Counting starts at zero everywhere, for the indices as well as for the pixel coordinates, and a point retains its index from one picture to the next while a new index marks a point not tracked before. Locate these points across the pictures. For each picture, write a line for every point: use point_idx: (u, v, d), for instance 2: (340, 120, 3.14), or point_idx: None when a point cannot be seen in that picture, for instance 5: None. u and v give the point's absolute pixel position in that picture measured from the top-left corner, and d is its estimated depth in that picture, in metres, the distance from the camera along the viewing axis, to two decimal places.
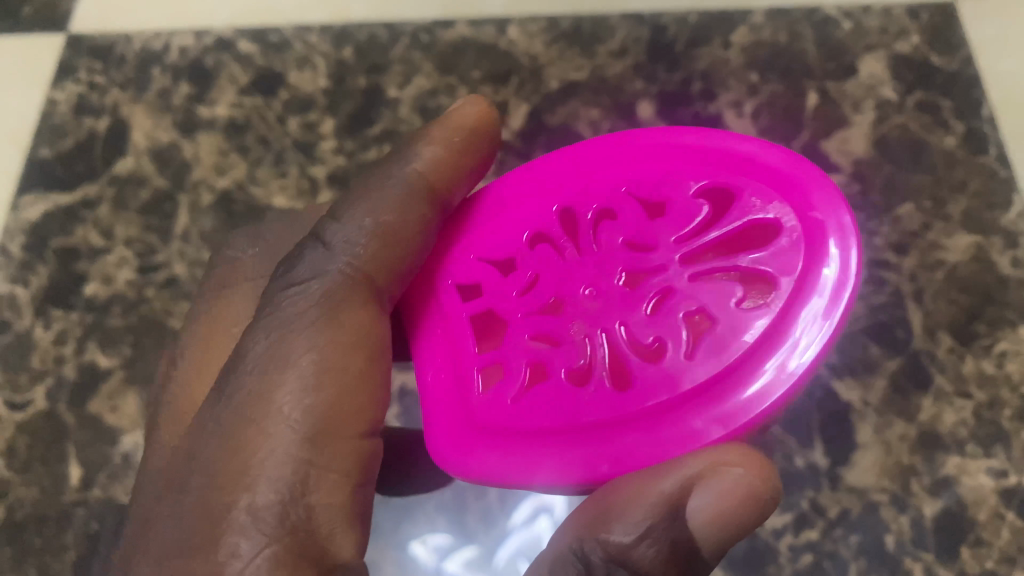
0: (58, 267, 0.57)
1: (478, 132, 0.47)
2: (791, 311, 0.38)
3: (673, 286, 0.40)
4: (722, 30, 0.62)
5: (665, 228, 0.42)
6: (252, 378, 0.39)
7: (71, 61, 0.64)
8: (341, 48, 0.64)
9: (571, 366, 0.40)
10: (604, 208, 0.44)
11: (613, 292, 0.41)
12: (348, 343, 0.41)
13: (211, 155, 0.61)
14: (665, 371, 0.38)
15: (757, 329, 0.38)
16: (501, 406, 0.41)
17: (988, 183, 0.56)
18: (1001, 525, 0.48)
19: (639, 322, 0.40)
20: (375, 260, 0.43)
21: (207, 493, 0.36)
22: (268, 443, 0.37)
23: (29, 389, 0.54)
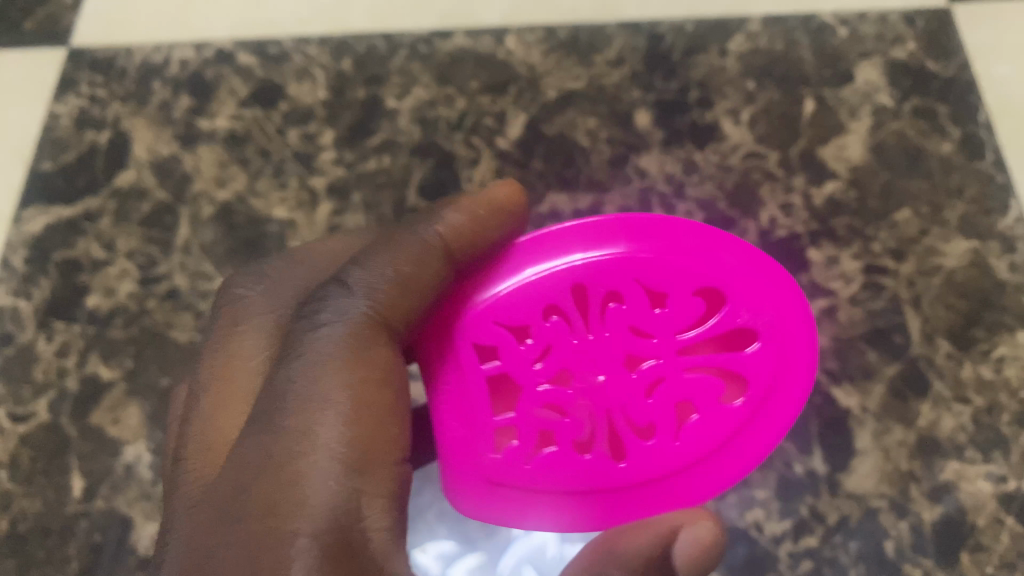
0: (59, 280, 0.58)
1: (504, 207, 0.47)
2: (772, 409, 0.46)
3: (668, 374, 0.45)
4: (719, 38, 0.62)
5: (667, 324, 0.44)
6: (294, 416, 0.40)
7: (73, 74, 0.65)
8: (341, 59, 0.64)
9: (577, 436, 0.45)
10: (614, 291, 0.44)
11: (626, 380, 0.44)
12: (379, 378, 0.42)
13: (212, 167, 0.61)
14: (663, 451, 0.45)
15: (737, 421, 0.45)
16: (515, 471, 0.45)
17: (985, 189, 0.56)
18: (1000, 530, 0.48)
19: (642, 405, 0.45)
20: (397, 310, 0.44)
21: (265, 528, 0.37)
22: (320, 472, 0.39)
23: (32, 401, 0.54)
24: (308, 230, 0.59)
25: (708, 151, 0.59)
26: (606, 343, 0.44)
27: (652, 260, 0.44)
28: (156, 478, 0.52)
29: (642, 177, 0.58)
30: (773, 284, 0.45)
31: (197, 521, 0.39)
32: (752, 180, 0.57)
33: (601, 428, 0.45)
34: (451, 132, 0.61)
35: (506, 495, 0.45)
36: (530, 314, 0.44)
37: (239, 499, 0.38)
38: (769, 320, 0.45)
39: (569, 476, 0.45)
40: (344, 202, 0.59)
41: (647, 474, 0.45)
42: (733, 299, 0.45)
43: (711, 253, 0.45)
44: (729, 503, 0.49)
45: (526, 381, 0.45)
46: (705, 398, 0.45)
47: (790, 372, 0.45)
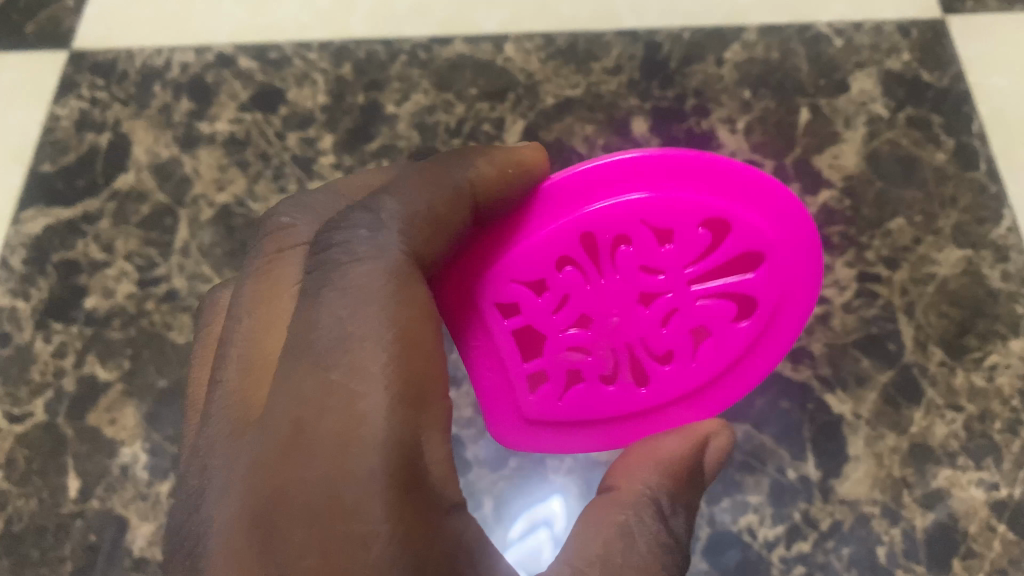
0: (58, 281, 0.58)
1: (531, 167, 0.45)
2: (776, 326, 0.49)
3: (680, 307, 0.47)
4: (716, 47, 0.63)
5: (673, 257, 0.46)
6: (348, 351, 0.39)
7: (74, 76, 0.65)
8: (340, 65, 0.65)
9: (601, 371, 0.50)
10: (622, 235, 0.45)
11: (636, 317, 0.47)
12: (419, 309, 0.41)
13: (211, 170, 0.62)
14: (674, 373, 0.50)
15: (747, 339, 0.49)
16: (551, 407, 0.50)
17: (978, 198, 0.56)
18: (992, 537, 0.48)
19: (657, 335, 0.48)
20: (426, 245, 0.44)
21: (331, 472, 0.36)
22: (379, 405, 0.37)
23: (29, 402, 0.54)
24: None
25: None
26: (619, 285, 0.46)
27: (658, 199, 0.44)
28: (152, 479, 0.52)
29: None
30: (780, 207, 0.46)
31: (258, 452, 0.38)
32: None
33: (621, 355, 0.49)
34: (449, 138, 0.62)
35: (542, 426, 0.51)
36: (546, 268, 0.46)
37: (297, 441, 0.37)
38: (774, 237, 0.46)
39: (593, 403, 0.50)
40: None
41: (665, 387, 0.50)
42: (735, 225, 0.46)
43: (714, 183, 0.45)
44: (723, 508, 0.49)
45: (551, 331, 0.48)
46: (717, 321, 0.48)
47: (791, 290, 0.48)
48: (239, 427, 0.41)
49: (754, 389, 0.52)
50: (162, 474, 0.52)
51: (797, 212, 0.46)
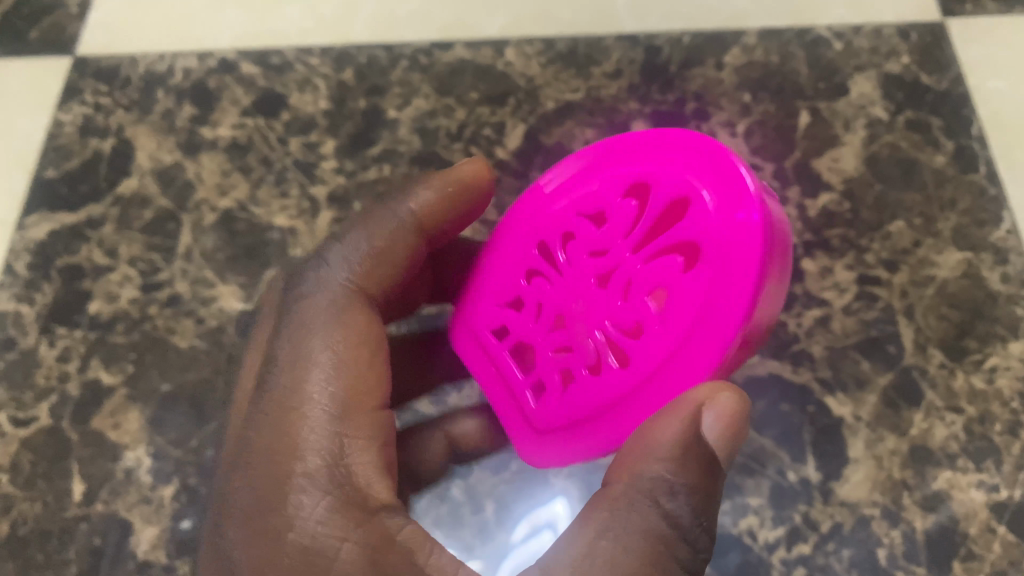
0: (62, 285, 0.58)
1: (468, 187, 0.50)
2: (727, 251, 0.40)
3: (630, 271, 0.44)
4: (715, 50, 0.63)
5: (614, 230, 0.45)
6: (285, 376, 0.44)
7: (77, 82, 0.66)
8: (342, 70, 0.65)
9: (585, 362, 0.45)
10: (566, 234, 0.47)
11: (595, 297, 0.45)
12: (356, 332, 0.45)
13: (214, 175, 0.62)
14: (654, 342, 0.42)
15: (712, 281, 0.41)
16: (554, 411, 0.46)
17: (978, 201, 0.57)
18: (992, 539, 0.48)
19: (617, 310, 0.44)
20: (370, 278, 0.48)
21: (262, 479, 0.41)
22: (306, 420, 0.42)
23: (34, 406, 0.54)
24: (310, 236, 0.59)
25: None
26: (575, 273, 0.46)
27: (585, 194, 0.47)
28: (156, 483, 0.52)
29: None
30: (690, 152, 0.44)
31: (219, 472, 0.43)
32: None
33: (596, 337, 0.44)
34: (450, 143, 0.62)
35: (549, 436, 0.46)
36: (516, 285, 0.49)
37: (241, 458, 0.42)
38: (697, 178, 0.43)
39: (585, 396, 0.44)
40: (345, 210, 0.60)
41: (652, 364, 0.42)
42: (669, 177, 0.44)
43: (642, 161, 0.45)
44: (724, 510, 0.50)
45: (537, 339, 0.47)
46: (668, 276, 0.42)
47: (731, 213, 0.41)
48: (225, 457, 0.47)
49: (755, 392, 0.52)
50: (166, 478, 0.53)
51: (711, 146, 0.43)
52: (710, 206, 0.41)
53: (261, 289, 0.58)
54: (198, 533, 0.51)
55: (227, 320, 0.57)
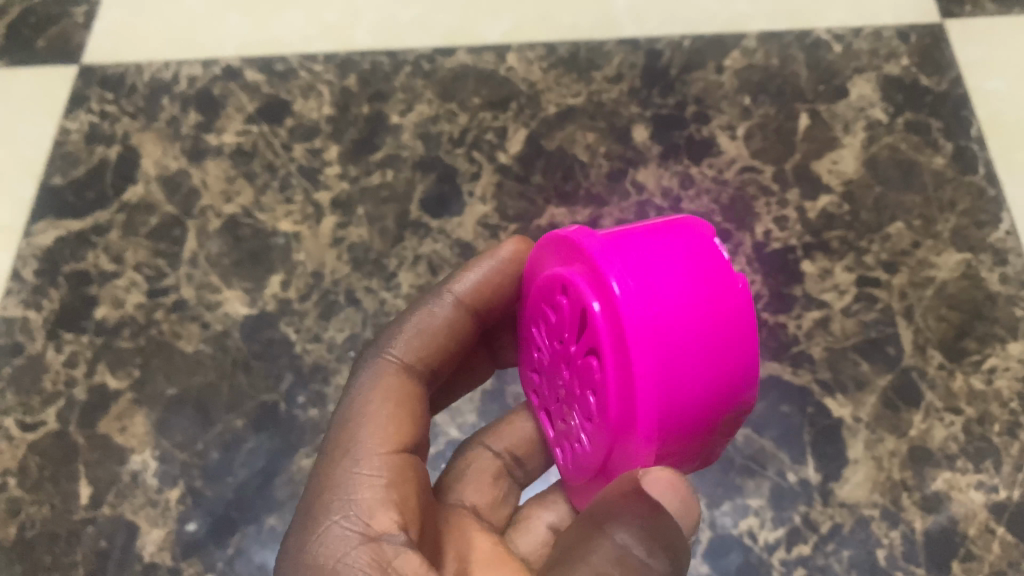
0: (69, 291, 0.59)
1: (512, 262, 0.49)
2: (619, 358, 0.37)
3: (576, 364, 0.41)
4: (715, 54, 0.64)
5: (560, 322, 0.42)
6: (328, 458, 0.43)
7: (84, 90, 0.66)
8: (345, 77, 0.66)
9: (573, 442, 0.44)
10: (539, 319, 0.45)
11: (565, 384, 0.43)
12: (398, 414, 0.44)
13: (219, 181, 0.63)
14: (602, 436, 0.40)
15: (620, 389, 0.38)
16: (570, 474, 0.45)
17: (977, 202, 0.57)
18: (991, 539, 0.48)
19: (579, 399, 0.42)
20: (417, 356, 0.47)
21: (301, 561, 0.40)
22: (341, 499, 0.41)
23: (41, 410, 0.55)
24: (313, 241, 0.60)
25: (706, 165, 0.60)
26: (551, 358, 0.44)
27: (541, 284, 0.45)
28: (162, 486, 0.53)
29: (640, 192, 0.59)
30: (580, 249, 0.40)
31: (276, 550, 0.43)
32: (748, 194, 0.58)
33: (579, 416, 0.42)
34: (452, 147, 0.63)
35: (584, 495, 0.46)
36: (529, 360, 0.48)
37: (287, 538, 0.42)
38: (586, 282, 0.39)
39: (587, 469, 0.43)
40: (348, 214, 0.61)
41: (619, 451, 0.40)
42: (579, 280, 0.40)
43: (568, 252, 0.41)
44: (724, 511, 0.50)
45: (549, 404, 0.46)
46: (594, 378, 0.39)
47: (612, 321, 0.37)
48: None
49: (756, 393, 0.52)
50: (172, 481, 0.53)
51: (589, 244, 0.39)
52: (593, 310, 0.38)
53: (265, 293, 0.58)
54: (204, 536, 0.51)
55: (232, 325, 0.57)
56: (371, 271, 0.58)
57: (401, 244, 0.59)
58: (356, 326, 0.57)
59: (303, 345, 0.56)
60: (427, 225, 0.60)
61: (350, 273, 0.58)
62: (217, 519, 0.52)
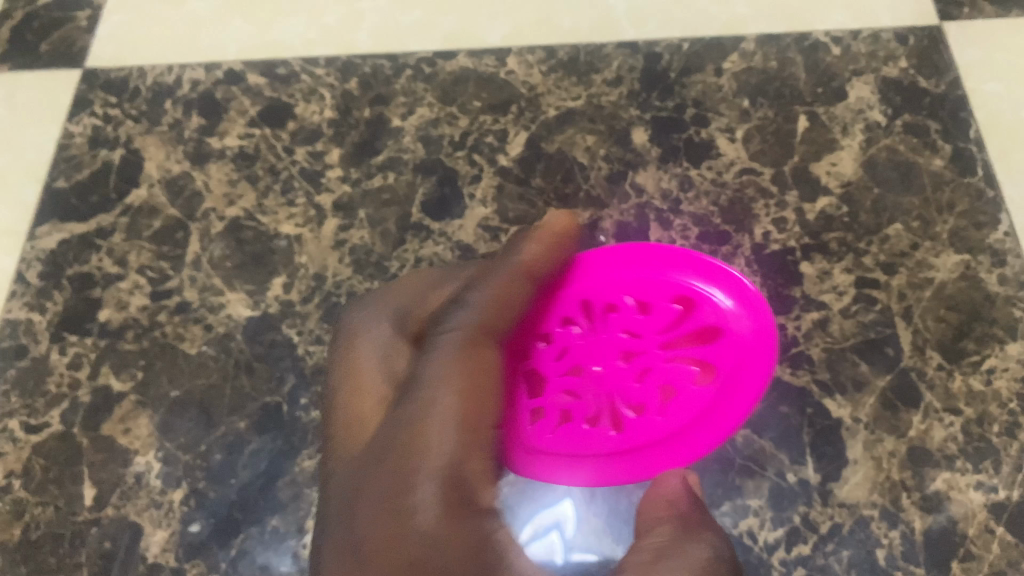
0: (73, 294, 0.59)
1: (564, 237, 0.48)
2: (720, 359, 0.48)
3: (652, 366, 0.48)
4: (714, 58, 0.65)
5: (639, 322, 0.49)
6: (413, 423, 0.41)
7: (87, 94, 0.68)
8: (347, 80, 0.66)
9: (587, 417, 0.48)
10: (592, 305, 0.50)
11: (614, 372, 0.48)
12: (480, 386, 0.43)
13: (222, 184, 0.63)
14: (649, 426, 0.48)
15: (705, 389, 0.48)
16: (548, 438, 0.48)
17: (975, 204, 0.57)
18: (990, 539, 0.48)
19: (631, 389, 0.48)
20: (493, 317, 0.45)
21: (393, 531, 0.39)
22: (433, 471, 0.40)
23: (45, 413, 0.55)
24: (315, 244, 0.60)
25: (705, 168, 0.60)
26: (601, 343, 0.49)
27: (631, 284, 0.50)
28: (165, 487, 0.53)
29: (640, 194, 0.60)
30: (710, 275, 0.50)
31: (343, 504, 0.42)
32: (747, 196, 0.59)
33: (615, 398, 0.48)
34: (453, 151, 0.63)
35: (553, 457, 0.48)
36: (557, 331, 0.49)
37: (364, 500, 0.40)
38: (710, 300, 0.49)
39: (595, 444, 0.48)
40: (350, 217, 0.61)
41: (659, 442, 0.48)
42: (699, 303, 0.49)
43: (673, 277, 0.50)
44: (723, 512, 0.50)
45: (551, 375, 0.49)
46: (682, 381, 0.48)
47: (752, 344, 0.48)
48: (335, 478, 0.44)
49: None
50: (175, 483, 0.53)
51: (724, 276, 0.50)
52: (708, 316, 0.49)
53: (268, 295, 0.59)
54: (207, 537, 0.52)
55: (235, 327, 0.58)
56: (372, 273, 0.59)
57: (402, 246, 0.60)
58: None
59: (305, 347, 0.56)
60: (428, 227, 0.60)
61: (352, 276, 0.59)
62: (220, 521, 0.52)
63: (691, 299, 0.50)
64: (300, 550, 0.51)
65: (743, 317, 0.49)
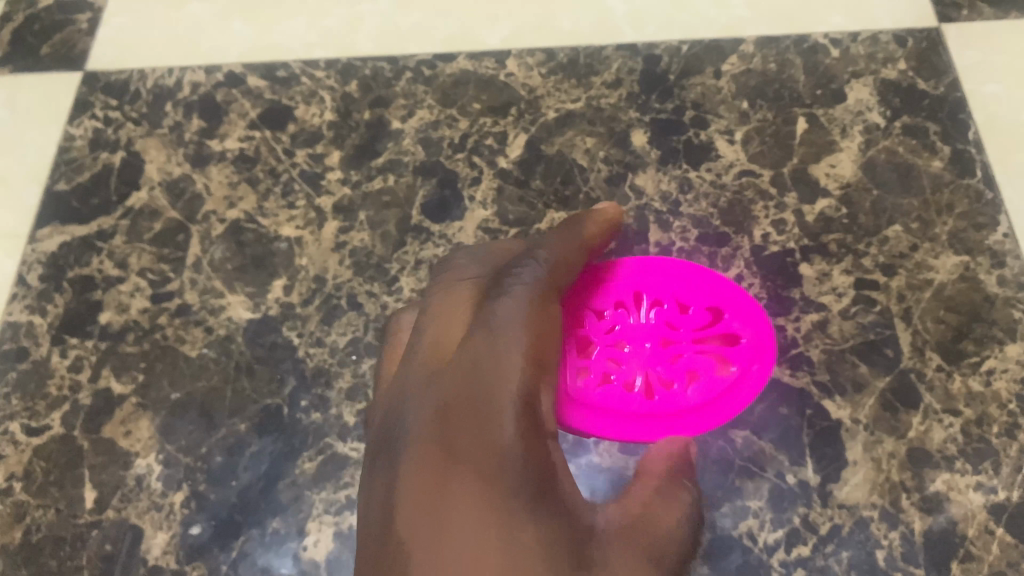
0: (74, 296, 0.59)
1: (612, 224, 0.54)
2: (743, 354, 0.52)
3: (681, 348, 0.52)
4: (713, 60, 0.65)
5: (682, 315, 0.53)
6: (495, 361, 0.43)
7: (88, 97, 0.68)
8: (347, 83, 0.67)
9: (622, 381, 0.52)
10: (649, 298, 0.54)
11: (653, 349, 0.52)
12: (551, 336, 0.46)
13: (222, 187, 0.63)
14: (668, 401, 0.51)
15: (724, 380, 0.51)
16: (589, 390, 0.51)
17: (975, 205, 0.57)
18: (990, 540, 0.48)
19: (663, 363, 0.52)
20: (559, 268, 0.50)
21: (483, 437, 0.40)
22: (515, 398, 0.42)
23: (46, 415, 0.55)
24: (316, 246, 0.60)
25: (704, 170, 0.60)
26: (647, 325, 0.53)
27: (677, 282, 0.54)
28: (166, 489, 0.53)
29: (639, 196, 0.60)
30: (739, 292, 0.54)
31: (423, 431, 0.40)
32: (746, 198, 0.59)
33: (653, 368, 0.52)
34: (453, 153, 0.63)
35: (585, 406, 0.51)
36: (615, 313, 0.53)
37: (455, 421, 0.40)
38: (747, 309, 0.53)
39: (627, 404, 0.51)
40: (350, 219, 0.61)
41: (685, 416, 0.51)
42: (729, 310, 0.53)
43: (711, 283, 0.54)
44: (723, 513, 0.50)
45: (599, 341, 0.53)
46: (707, 369, 0.52)
47: (760, 350, 0.52)
48: (402, 428, 0.42)
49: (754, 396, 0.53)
50: (176, 485, 0.53)
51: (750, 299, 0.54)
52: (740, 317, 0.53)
53: (268, 297, 0.59)
54: (208, 540, 0.52)
55: (236, 329, 0.58)
56: (372, 275, 0.59)
57: (403, 248, 0.60)
58: (357, 329, 0.57)
59: (306, 350, 0.57)
60: (428, 229, 0.60)
61: (353, 278, 0.59)
62: (221, 523, 0.52)
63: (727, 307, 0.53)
64: (301, 552, 0.51)
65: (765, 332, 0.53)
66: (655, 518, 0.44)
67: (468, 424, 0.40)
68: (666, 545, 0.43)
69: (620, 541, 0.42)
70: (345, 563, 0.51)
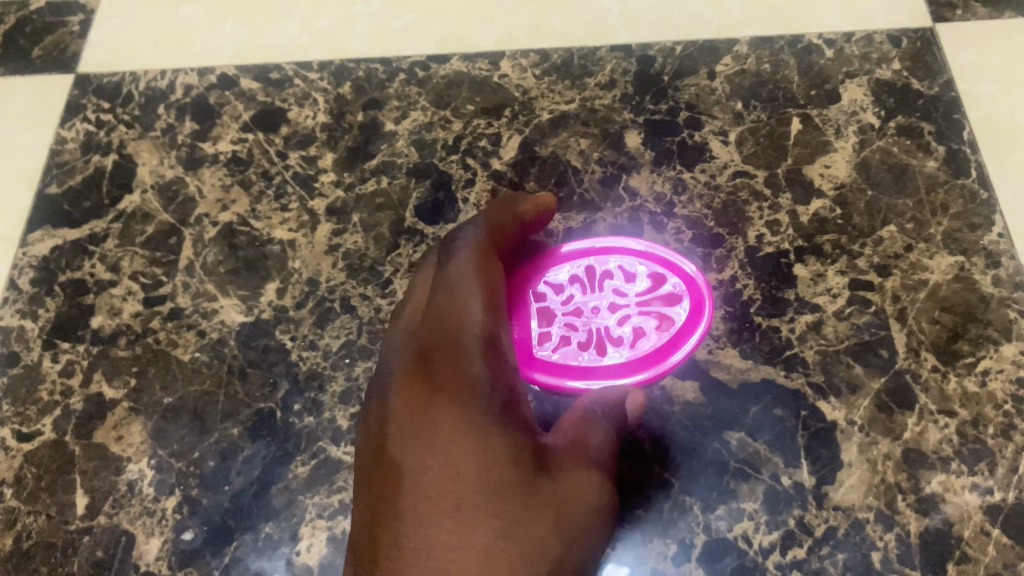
0: (65, 301, 0.59)
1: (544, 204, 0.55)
2: (683, 314, 0.54)
3: (627, 313, 0.55)
4: (707, 61, 0.65)
5: (628, 286, 0.56)
6: (448, 314, 0.47)
7: (80, 99, 0.68)
8: (340, 85, 0.67)
9: (574, 344, 0.54)
10: (598, 271, 0.57)
11: (600, 316, 0.55)
12: (497, 286, 0.50)
13: (215, 190, 0.63)
14: (616, 358, 0.54)
15: (665, 338, 0.54)
16: (547, 354, 0.54)
17: (969, 205, 0.57)
18: (986, 542, 0.48)
19: (611, 327, 0.55)
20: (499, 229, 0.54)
21: (450, 370, 0.43)
22: (470, 337, 0.46)
23: (38, 420, 0.55)
24: (309, 249, 0.60)
25: (698, 171, 0.60)
26: (596, 296, 0.56)
27: (624, 255, 0.57)
28: (158, 494, 0.53)
29: (634, 197, 0.60)
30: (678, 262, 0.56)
31: (397, 374, 0.43)
32: (740, 199, 0.59)
33: (601, 329, 0.55)
34: (447, 155, 0.63)
35: (543, 367, 0.54)
36: (565, 286, 0.56)
37: (420, 364, 0.44)
38: (687, 275, 0.56)
39: (577, 361, 0.54)
40: (343, 221, 0.61)
41: (630, 369, 0.53)
42: (673, 276, 0.56)
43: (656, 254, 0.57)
44: (718, 515, 0.50)
45: (554, 311, 0.56)
46: (650, 328, 0.54)
47: (699, 308, 0.54)
48: (377, 380, 0.45)
49: (750, 397, 0.52)
50: (168, 490, 0.53)
51: (688, 267, 0.56)
52: (679, 285, 0.55)
53: (261, 300, 0.58)
54: (200, 545, 0.51)
55: (228, 333, 0.57)
56: (366, 278, 0.59)
57: (397, 250, 0.59)
58: (350, 333, 0.57)
59: (299, 353, 0.56)
60: (422, 232, 0.60)
61: (346, 281, 0.59)
62: (214, 527, 0.52)
63: (670, 276, 0.56)
64: (294, 557, 0.50)
65: (704, 294, 0.55)
66: (584, 437, 0.47)
67: (439, 365, 0.43)
68: (594, 463, 0.46)
69: (564, 452, 0.45)
70: (337, 567, 0.50)
